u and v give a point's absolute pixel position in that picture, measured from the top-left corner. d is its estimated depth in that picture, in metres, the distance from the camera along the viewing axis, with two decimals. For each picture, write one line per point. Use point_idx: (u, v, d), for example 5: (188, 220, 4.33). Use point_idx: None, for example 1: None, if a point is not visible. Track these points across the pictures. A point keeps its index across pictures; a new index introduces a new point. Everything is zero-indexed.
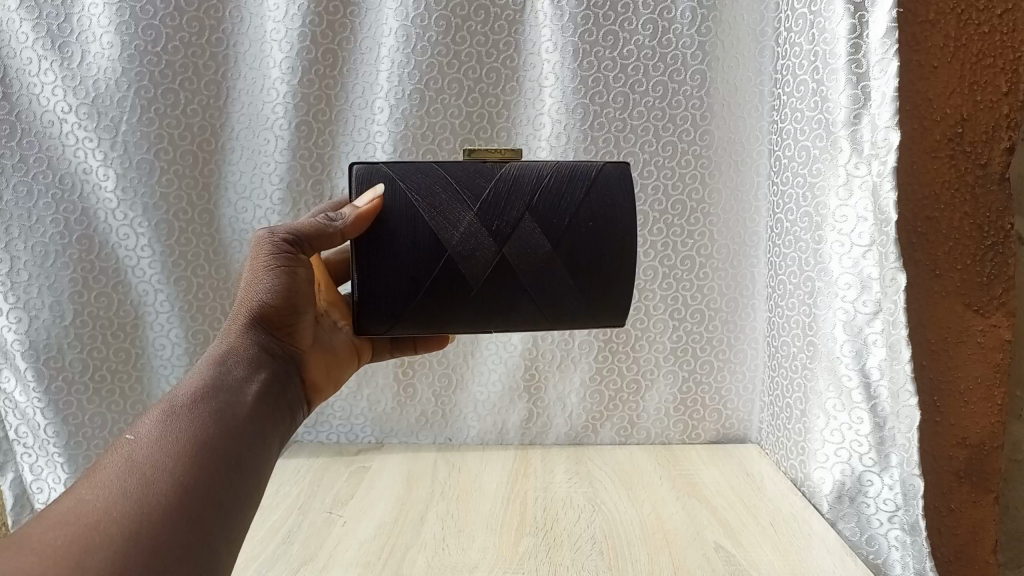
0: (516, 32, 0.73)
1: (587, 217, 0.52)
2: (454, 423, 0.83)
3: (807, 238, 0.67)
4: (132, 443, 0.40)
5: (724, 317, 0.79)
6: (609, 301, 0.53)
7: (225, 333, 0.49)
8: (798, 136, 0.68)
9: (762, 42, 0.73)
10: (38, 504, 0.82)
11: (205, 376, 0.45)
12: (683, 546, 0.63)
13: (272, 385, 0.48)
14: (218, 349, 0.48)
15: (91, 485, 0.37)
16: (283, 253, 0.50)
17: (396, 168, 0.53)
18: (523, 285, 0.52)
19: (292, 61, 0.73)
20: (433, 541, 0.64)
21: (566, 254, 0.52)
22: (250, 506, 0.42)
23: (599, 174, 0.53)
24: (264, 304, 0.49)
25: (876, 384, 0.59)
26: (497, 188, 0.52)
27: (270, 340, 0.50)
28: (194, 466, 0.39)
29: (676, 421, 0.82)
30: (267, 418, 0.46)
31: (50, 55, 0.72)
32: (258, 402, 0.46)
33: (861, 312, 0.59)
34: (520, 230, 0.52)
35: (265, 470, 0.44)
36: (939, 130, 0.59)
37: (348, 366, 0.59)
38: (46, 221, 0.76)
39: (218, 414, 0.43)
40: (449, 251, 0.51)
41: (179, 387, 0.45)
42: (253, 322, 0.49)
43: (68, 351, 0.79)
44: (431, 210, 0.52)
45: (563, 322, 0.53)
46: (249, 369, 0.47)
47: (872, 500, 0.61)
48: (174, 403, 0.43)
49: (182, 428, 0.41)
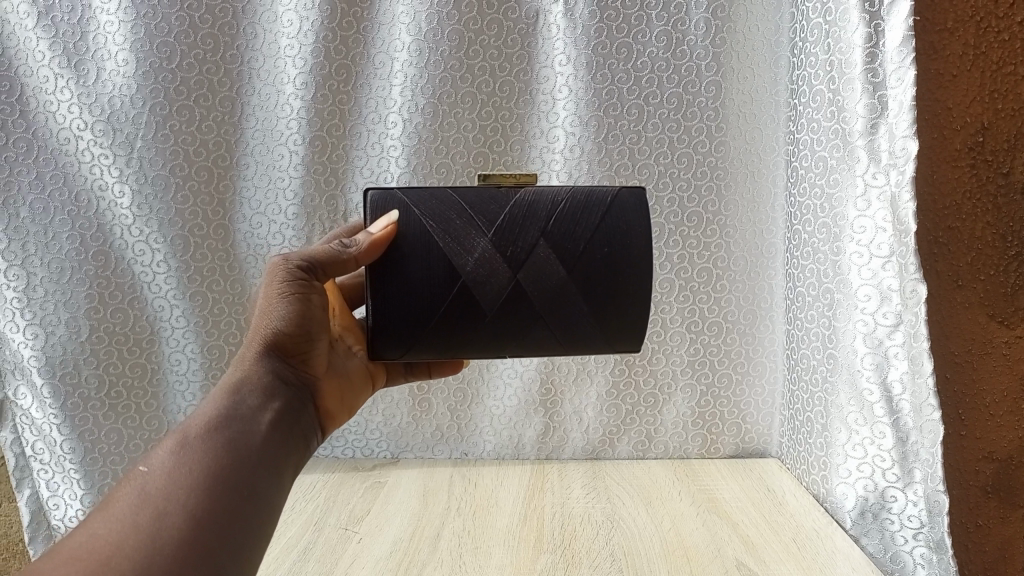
0: (530, 45, 0.72)
1: (602, 243, 0.52)
2: (470, 438, 0.82)
3: (826, 250, 0.66)
4: (146, 474, 0.41)
5: (742, 329, 0.78)
6: (625, 328, 0.53)
7: (241, 359, 0.49)
8: (815, 147, 0.67)
9: (778, 52, 0.72)
10: (54, 520, 0.82)
11: (220, 404, 0.45)
12: (703, 563, 0.62)
13: (287, 412, 0.48)
14: (233, 376, 0.48)
15: (104, 518, 0.38)
16: (296, 279, 0.50)
17: (411, 194, 0.52)
18: (537, 311, 0.52)
19: (306, 77, 0.73)
20: (450, 558, 0.63)
21: (580, 280, 0.52)
22: (265, 537, 0.42)
23: (614, 200, 0.53)
24: (277, 331, 0.49)
25: (898, 398, 0.58)
26: (511, 214, 0.52)
27: (286, 366, 0.50)
28: (207, 499, 0.40)
29: (695, 435, 0.81)
30: (282, 446, 0.46)
31: (67, 73, 0.73)
32: (273, 430, 0.46)
33: (882, 325, 0.58)
34: (534, 257, 0.51)
35: (280, 498, 0.44)
36: (959, 139, 0.59)
37: (362, 391, 0.59)
38: (62, 238, 0.76)
39: (232, 444, 0.43)
40: (462, 277, 0.51)
41: (194, 415, 0.45)
42: (267, 348, 0.49)
43: (84, 367, 0.79)
44: (444, 236, 0.51)
45: (579, 349, 0.52)
46: (264, 396, 0.47)
47: (896, 516, 0.60)
48: (188, 433, 0.43)
49: (195, 460, 0.41)
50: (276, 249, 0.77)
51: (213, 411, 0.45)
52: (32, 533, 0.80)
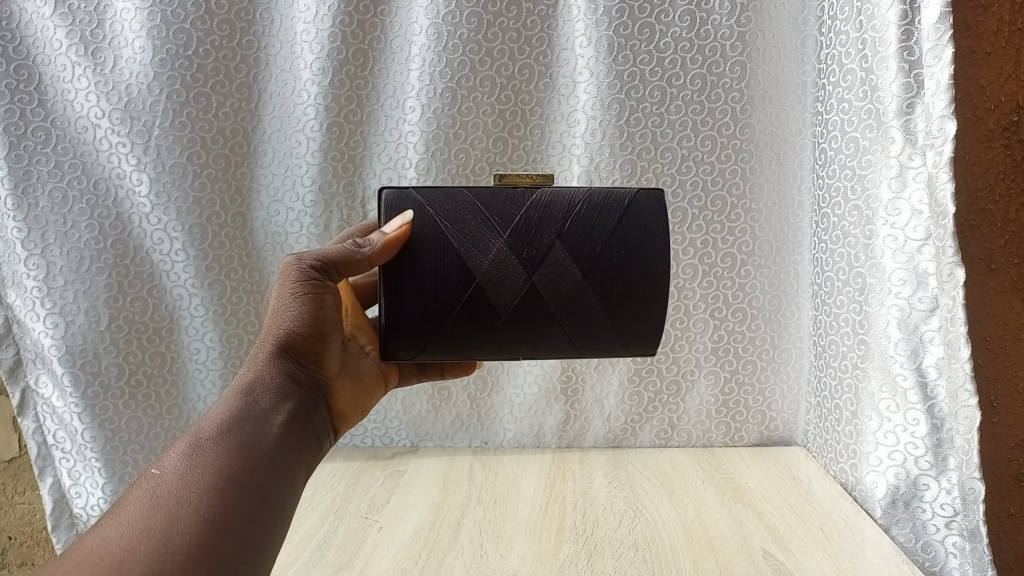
0: (550, 27, 0.71)
1: (619, 244, 0.51)
2: (491, 427, 0.81)
3: (857, 234, 0.65)
4: (158, 477, 0.40)
5: (767, 316, 0.77)
6: (640, 332, 0.52)
7: (251, 360, 0.49)
8: (846, 128, 0.65)
9: (804, 31, 0.71)
10: (76, 509, 0.82)
11: (232, 406, 0.45)
12: (730, 553, 0.60)
13: (298, 413, 0.48)
14: (245, 377, 0.48)
15: (116, 521, 0.38)
16: (309, 279, 0.49)
17: (426, 193, 0.51)
18: (552, 312, 0.51)
19: (323, 62, 0.72)
20: (471, 547, 0.62)
21: (597, 282, 0.51)
22: (275, 540, 0.42)
23: (632, 202, 0.51)
24: (290, 331, 0.49)
25: (933, 384, 0.57)
26: (528, 216, 0.50)
27: (298, 366, 0.50)
28: (219, 502, 0.40)
29: (718, 423, 0.80)
30: (293, 448, 0.46)
31: (84, 61, 0.72)
32: (284, 433, 0.46)
33: (917, 309, 0.57)
34: (550, 260, 0.50)
35: (291, 501, 0.44)
36: (993, 119, 0.57)
37: (375, 391, 0.58)
38: (80, 227, 0.75)
39: (245, 446, 0.43)
40: (477, 278, 0.50)
41: (205, 417, 0.45)
42: (279, 350, 0.49)
43: (104, 356, 0.79)
44: (459, 237, 0.50)
45: (593, 351, 0.52)
46: (276, 399, 0.47)
47: (928, 504, 0.58)
48: (199, 436, 0.43)
49: (207, 463, 0.41)
50: (294, 237, 0.77)
51: (224, 414, 0.44)
52: (55, 522, 0.81)
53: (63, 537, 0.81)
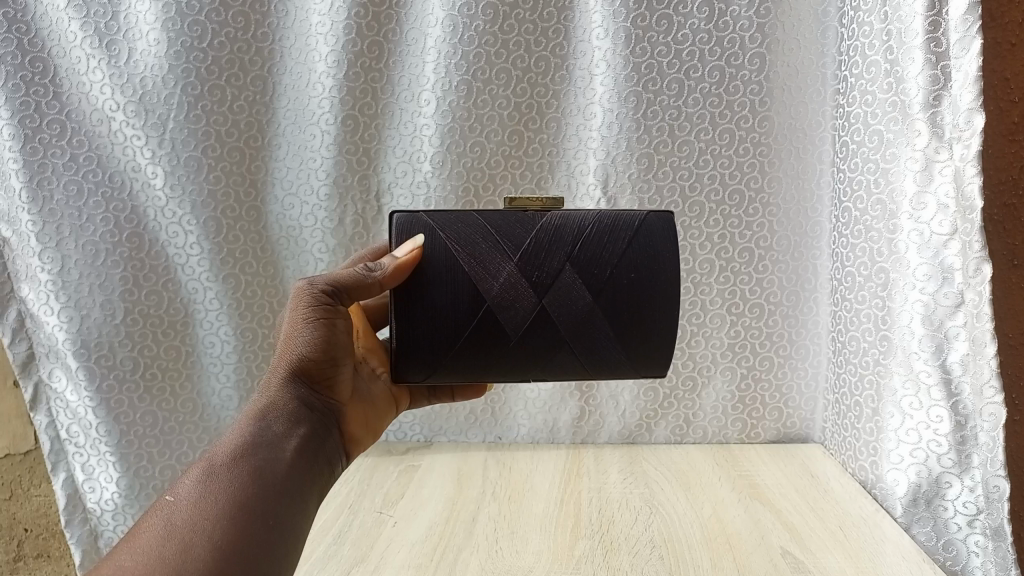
0: (567, 19, 0.71)
1: (629, 267, 0.50)
2: (505, 422, 0.81)
3: (880, 228, 0.64)
4: (172, 503, 0.41)
5: (784, 311, 0.76)
6: (652, 354, 0.51)
7: (265, 386, 0.49)
8: (869, 120, 0.64)
9: (825, 23, 0.70)
10: (90, 503, 0.82)
11: (245, 433, 0.45)
12: (747, 551, 0.60)
13: (311, 438, 0.48)
14: (258, 403, 0.47)
15: (131, 551, 0.38)
16: (321, 304, 0.48)
17: (436, 217, 0.51)
18: (562, 335, 0.50)
19: (338, 54, 0.72)
20: (486, 543, 0.62)
21: (607, 305, 0.50)
22: (289, 568, 0.42)
23: (642, 224, 0.51)
24: (303, 357, 0.48)
25: (958, 381, 0.56)
26: (538, 238, 0.50)
27: (310, 392, 0.49)
28: (232, 530, 0.40)
29: (735, 420, 0.79)
30: (306, 475, 0.46)
31: (99, 54, 0.72)
32: (296, 460, 0.46)
33: (942, 305, 0.56)
34: (559, 283, 0.50)
35: (305, 527, 0.44)
36: (1017, 112, 0.56)
37: (387, 414, 0.58)
38: (96, 220, 0.75)
39: (259, 475, 0.43)
40: (487, 301, 0.49)
41: (219, 443, 0.45)
42: (292, 375, 0.48)
43: (119, 350, 0.78)
44: (470, 261, 0.50)
45: (604, 373, 0.51)
46: (289, 425, 0.47)
47: (951, 502, 0.58)
48: (213, 463, 0.43)
49: (220, 491, 0.41)
50: (309, 230, 0.77)
51: (238, 439, 0.44)
52: (69, 516, 0.81)
53: (77, 532, 0.81)
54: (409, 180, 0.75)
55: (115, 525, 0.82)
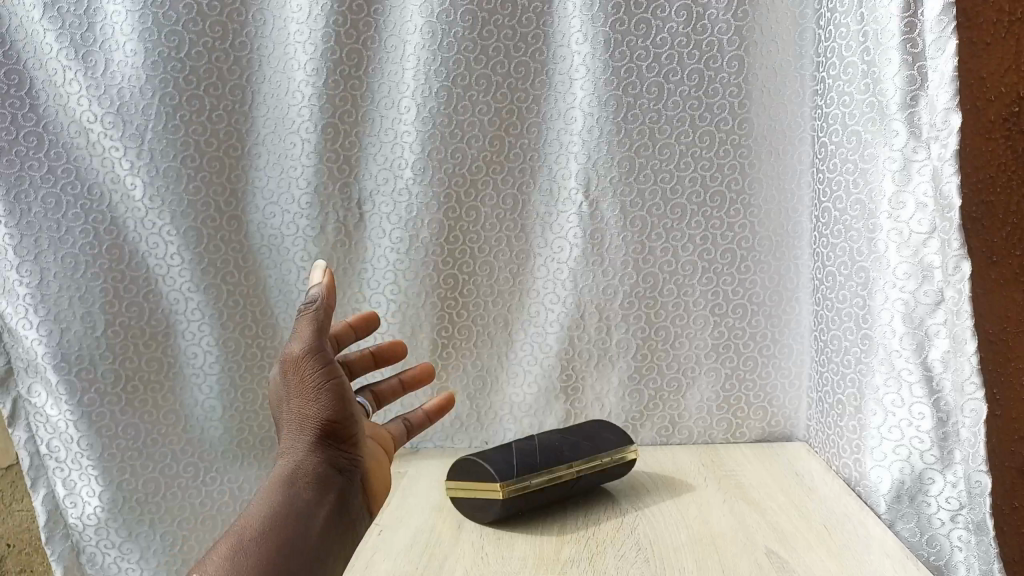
0: (546, 24, 0.71)
1: None
2: (491, 427, 0.81)
3: (858, 228, 0.64)
4: (206, 566, 0.43)
5: (766, 311, 0.76)
6: None
7: (286, 449, 0.52)
8: (847, 121, 0.65)
9: (802, 25, 0.70)
10: (71, 519, 0.80)
11: (275, 503, 0.48)
12: (732, 551, 0.60)
13: (337, 502, 0.51)
14: (282, 470, 0.51)
15: None
16: (322, 368, 0.52)
17: None
18: None
19: (317, 62, 0.72)
20: (472, 550, 0.62)
21: None
22: None
23: None
24: (321, 419, 0.52)
25: (939, 378, 0.57)
26: None
27: (337, 453, 0.53)
28: None
29: (720, 420, 0.80)
30: (331, 542, 0.50)
31: (74, 65, 0.71)
32: (325, 528, 0.49)
33: (922, 303, 0.57)
34: None
35: None
36: (993, 110, 0.58)
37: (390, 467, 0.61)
38: (74, 232, 0.75)
39: (292, 549, 0.46)
40: None
41: (248, 514, 0.48)
42: (314, 435, 0.52)
43: (101, 362, 0.77)
44: None
45: None
46: (316, 492, 0.50)
47: (933, 498, 0.58)
48: (244, 530, 0.46)
49: (251, 558, 0.44)
50: (290, 239, 0.76)
51: (266, 512, 0.47)
52: (49, 533, 0.78)
53: (58, 548, 0.79)
54: (391, 187, 0.75)
55: (99, 540, 0.80)
